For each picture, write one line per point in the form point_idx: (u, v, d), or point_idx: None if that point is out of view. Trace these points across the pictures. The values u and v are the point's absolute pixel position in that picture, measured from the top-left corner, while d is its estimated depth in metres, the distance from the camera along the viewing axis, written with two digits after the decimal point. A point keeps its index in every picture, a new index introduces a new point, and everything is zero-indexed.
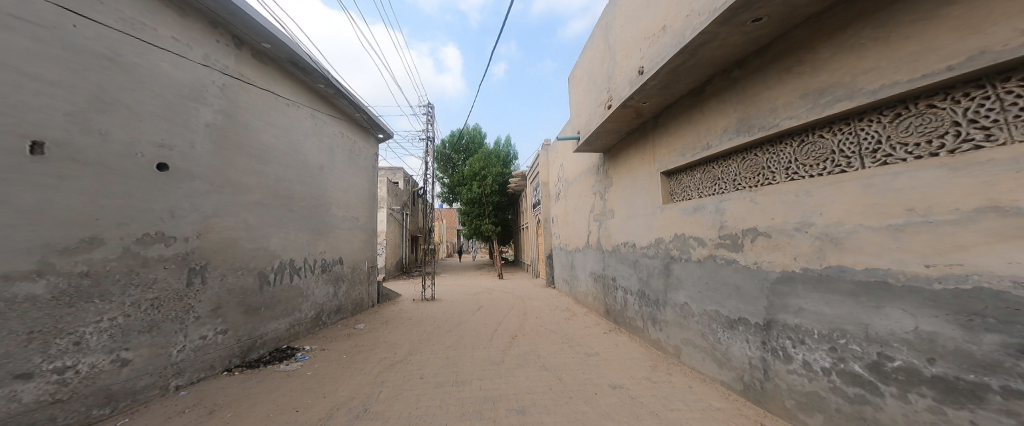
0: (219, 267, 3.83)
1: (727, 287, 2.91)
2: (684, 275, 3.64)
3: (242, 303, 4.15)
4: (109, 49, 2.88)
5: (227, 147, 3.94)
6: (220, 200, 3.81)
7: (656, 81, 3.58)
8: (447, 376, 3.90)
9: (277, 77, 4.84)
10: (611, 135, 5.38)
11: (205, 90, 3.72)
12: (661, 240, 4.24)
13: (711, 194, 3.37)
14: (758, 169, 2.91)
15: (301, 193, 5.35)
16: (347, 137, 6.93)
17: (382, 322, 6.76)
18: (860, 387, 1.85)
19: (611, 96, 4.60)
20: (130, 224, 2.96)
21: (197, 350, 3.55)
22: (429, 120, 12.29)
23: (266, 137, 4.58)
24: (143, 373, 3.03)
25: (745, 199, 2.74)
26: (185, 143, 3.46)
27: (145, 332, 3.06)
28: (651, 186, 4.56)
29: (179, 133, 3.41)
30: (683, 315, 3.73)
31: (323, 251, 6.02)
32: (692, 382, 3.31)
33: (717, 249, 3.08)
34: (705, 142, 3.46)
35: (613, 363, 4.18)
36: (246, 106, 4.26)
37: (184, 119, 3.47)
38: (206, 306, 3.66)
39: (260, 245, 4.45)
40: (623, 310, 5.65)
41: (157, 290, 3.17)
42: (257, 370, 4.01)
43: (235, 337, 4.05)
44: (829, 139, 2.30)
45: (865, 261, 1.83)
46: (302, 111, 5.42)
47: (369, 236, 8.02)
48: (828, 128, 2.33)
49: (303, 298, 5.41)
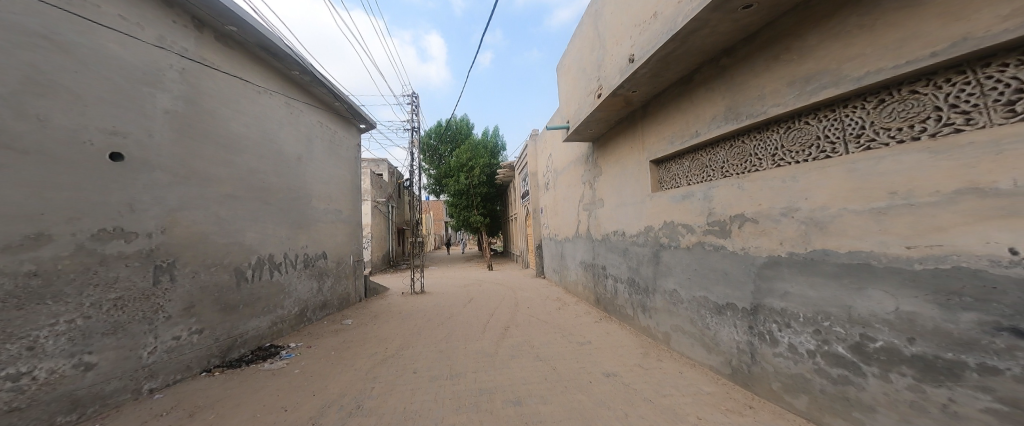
0: (190, 264, 3.64)
1: (716, 273, 2.93)
2: (674, 263, 3.66)
3: (217, 301, 3.97)
4: (41, 25, 2.63)
5: (190, 136, 3.70)
6: (186, 193, 3.61)
7: (646, 69, 3.53)
8: (440, 370, 3.85)
9: (244, 62, 4.57)
10: (600, 124, 5.33)
11: (161, 75, 3.48)
12: (650, 228, 4.26)
13: (699, 182, 3.38)
14: (745, 156, 2.91)
15: (279, 185, 5.13)
16: (326, 127, 6.66)
17: (371, 316, 6.64)
18: (843, 368, 1.88)
19: (600, 84, 4.55)
20: (83, 218, 2.76)
21: (170, 352, 3.39)
22: (413, 110, 11.98)
23: (236, 126, 4.34)
24: (111, 377, 2.87)
25: (733, 185, 2.74)
26: (140, 132, 3.23)
27: (109, 334, 2.89)
28: (640, 174, 4.55)
29: (133, 119, 3.18)
30: (673, 302, 3.77)
31: (305, 246, 5.82)
32: (683, 368, 3.36)
33: (705, 235, 3.10)
34: (694, 129, 3.44)
35: (605, 351, 4.21)
36: (210, 93, 4.01)
37: (138, 105, 3.24)
38: (176, 306, 3.48)
39: (235, 240, 4.25)
40: (613, 298, 5.71)
41: (120, 289, 2.99)
42: (239, 369, 3.87)
43: (213, 337, 3.89)
44: (814, 124, 2.30)
45: (849, 244, 1.83)
46: (275, 99, 5.15)
47: (353, 229, 7.83)
48: (814, 114, 2.32)
49: (285, 294, 5.24)
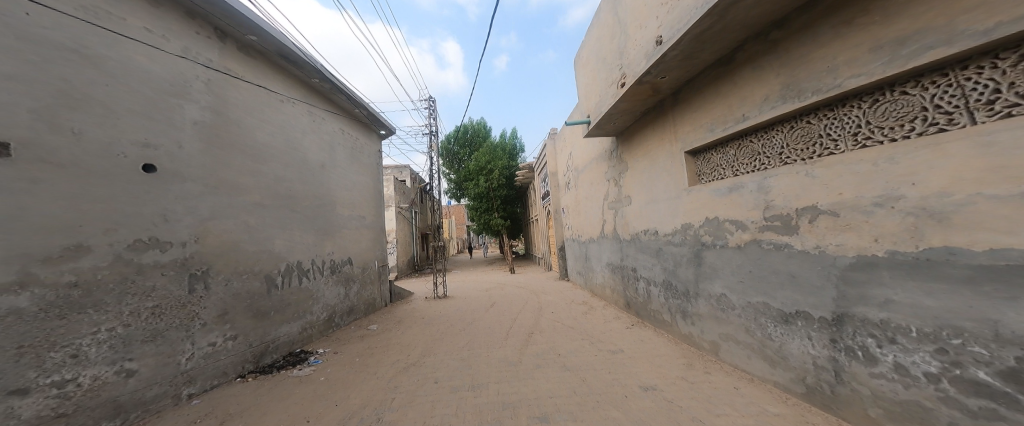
0: (223, 272, 3.59)
1: (779, 276, 2.54)
2: (722, 264, 3.26)
3: (250, 307, 3.91)
4: (72, 39, 2.62)
5: (218, 146, 3.68)
6: (216, 202, 3.56)
7: (676, 52, 3.12)
8: (463, 380, 3.63)
9: (266, 71, 4.56)
10: (625, 116, 4.95)
11: (189, 86, 3.46)
12: (688, 225, 3.86)
13: (751, 172, 2.88)
14: (810, 140, 2.33)
15: (304, 192, 5.10)
16: (348, 134, 6.65)
17: (395, 321, 6.54)
18: (987, 399, 1.47)
19: (624, 73, 4.18)
20: (118, 230, 2.72)
21: (207, 358, 3.33)
22: (431, 115, 11.98)
23: (261, 135, 4.31)
24: (152, 382, 2.84)
25: (797, 172, 2.31)
26: (171, 143, 3.21)
27: (148, 341, 2.84)
28: (674, 168, 4.14)
29: (163, 131, 3.16)
30: (722, 308, 3.37)
31: (331, 252, 5.79)
32: (739, 383, 2.97)
33: (762, 233, 2.69)
34: (741, 113, 2.92)
35: (641, 360, 3.86)
36: (235, 103, 3.99)
37: (168, 116, 3.22)
38: (212, 313, 3.43)
39: (264, 247, 4.20)
40: (647, 302, 5.31)
41: (157, 298, 2.94)
42: (271, 375, 3.79)
43: (247, 343, 3.82)
44: (913, 93, 1.75)
45: (987, 240, 1.41)
46: (298, 107, 5.14)
47: (376, 235, 7.80)
48: (912, 82, 1.76)
49: (314, 300, 5.19)
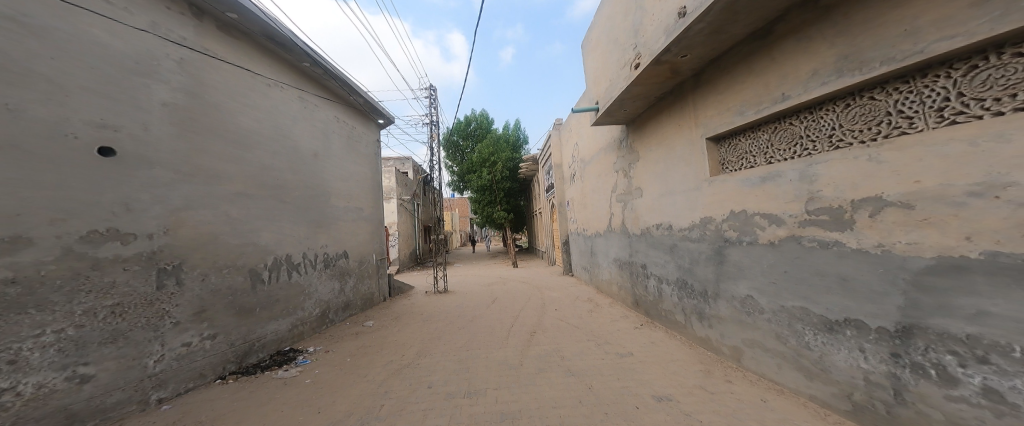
0: (200, 266, 3.28)
1: (826, 279, 2.20)
2: (750, 262, 2.93)
3: (232, 304, 3.61)
4: (9, 6, 2.26)
5: (193, 131, 3.33)
6: (192, 190, 3.24)
7: (701, 27, 2.70)
8: (459, 385, 3.33)
9: (252, 53, 4.20)
10: (638, 101, 4.56)
11: (157, 65, 3.10)
12: (708, 219, 3.51)
13: (791, 157, 2.50)
14: (871, 118, 1.94)
15: (295, 182, 4.78)
16: (344, 122, 6.31)
17: (392, 318, 6.27)
18: None
19: (638, 53, 3.77)
20: (70, 220, 2.41)
21: (180, 359, 3.04)
22: (432, 104, 11.60)
23: (245, 121, 3.98)
24: (113, 388, 2.55)
25: (855, 158, 1.94)
26: (134, 125, 2.86)
27: (107, 343, 2.55)
28: (694, 156, 3.76)
29: (126, 112, 2.82)
30: (748, 312, 3.03)
31: (325, 245, 5.49)
32: (766, 395, 2.64)
33: (803, 229, 2.35)
34: (779, 92, 2.51)
35: (653, 366, 3.55)
36: (215, 86, 3.64)
37: (132, 97, 2.88)
38: (186, 311, 3.12)
39: (249, 240, 3.89)
40: (658, 301, 4.99)
41: (117, 296, 2.63)
42: (254, 376, 3.51)
43: (228, 342, 3.53)
44: None
45: None
46: (287, 93, 4.79)
47: (375, 227, 7.51)
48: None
49: (306, 295, 4.91)
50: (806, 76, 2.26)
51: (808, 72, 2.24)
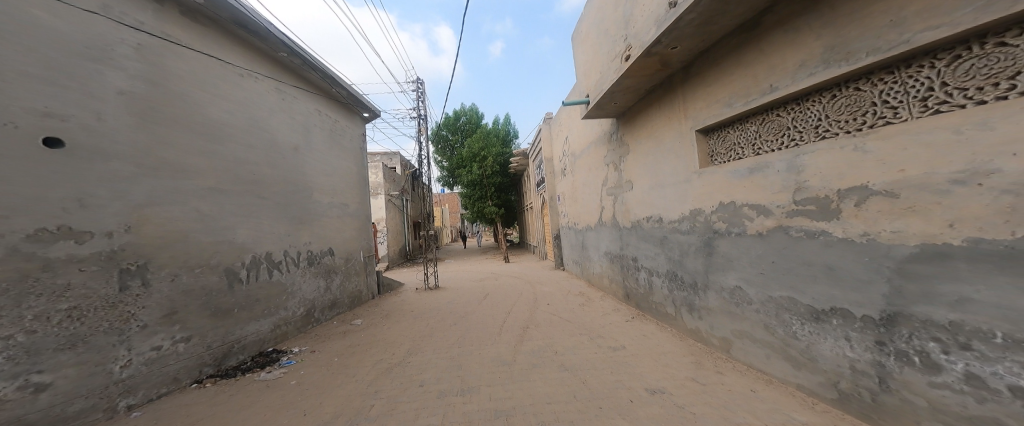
0: (168, 266, 3.11)
1: (813, 269, 2.23)
2: (738, 253, 2.96)
3: (207, 305, 3.46)
4: None
5: (153, 121, 3.13)
6: (156, 185, 3.07)
7: (691, 17, 2.67)
8: (451, 383, 3.30)
9: (222, 41, 4.03)
10: (629, 94, 4.54)
11: (112, 51, 2.88)
12: (698, 211, 3.53)
13: (778, 149, 2.51)
14: (856, 109, 1.94)
15: (273, 177, 4.63)
16: (326, 115, 6.15)
17: (382, 315, 6.20)
18: None
19: (629, 44, 3.74)
20: (14, 217, 2.22)
21: (149, 364, 2.89)
22: (419, 97, 11.42)
23: (215, 112, 3.79)
24: (75, 396, 2.41)
25: (841, 148, 1.95)
26: (86, 114, 2.65)
27: (64, 349, 2.39)
28: (683, 149, 3.77)
29: (77, 100, 2.61)
30: (737, 303, 3.07)
31: (309, 243, 5.36)
32: (756, 385, 2.69)
33: (790, 219, 2.37)
34: (767, 83, 2.51)
35: (645, 359, 3.58)
36: (178, 74, 3.44)
37: (84, 84, 2.67)
38: (153, 314, 2.95)
39: (224, 238, 3.74)
40: (648, 294, 5.04)
41: (72, 299, 2.46)
42: (233, 380, 3.40)
43: (205, 345, 3.39)
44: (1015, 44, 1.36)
45: None
46: (263, 84, 4.63)
47: (362, 224, 7.38)
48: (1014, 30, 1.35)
49: (288, 295, 4.79)
50: (793, 67, 2.26)
51: (795, 63, 2.24)
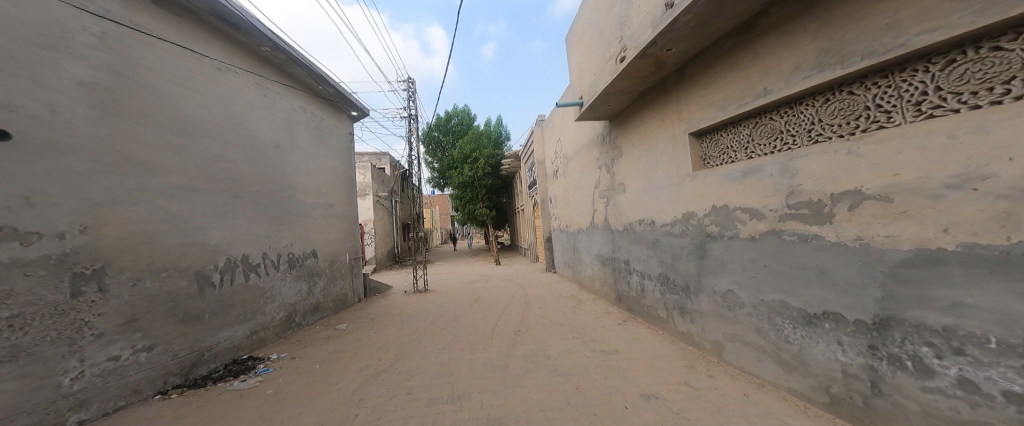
0: (129, 270, 2.93)
1: (805, 273, 2.23)
2: (730, 257, 2.95)
3: (174, 311, 3.29)
4: None
5: (115, 114, 2.95)
6: (117, 183, 2.90)
7: (687, 19, 2.67)
8: (440, 390, 3.21)
9: (198, 33, 3.88)
10: (623, 96, 4.54)
11: (71, 38, 2.72)
12: (690, 214, 3.53)
13: (771, 152, 2.51)
14: (850, 113, 1.95)
15: (253, 176, 4.47)
16: (311, 113, 6.00)
17: (369, 319, 6.05)
18: None
19: (624, 46, 3.74)
20: None
21: (105, 376, 2.69)
22: (410, 97, 11.29)
23: (188, 106, 3.64)
24: (17, 413, 2.19)
25: (835, 151, 1.95)
26: (39, 105, 2.47)
27: (4, 362, 2.18)
28: (676, 152, 3.77)
29: (29, 89, 2.44)
30: (728, 306, 3.07)
31: (289, 244, 5.19)
32: (749, 389, 2.67)
33: (783, 223, 2.37)
34: (762, 86, 2.51)
35: (638, 363, 3.55)
36: (145, 65, 3.28)
37: (36, 73, 2.50)
38: (111, 321, 2.76)
39: (195, 239, 3.58)
40: (640, 297, 5.03)
41: (16, 306, 2.26)
42: (201, 390, 3.23)
43: (170, 353, 3.21)
44: (1009, 49, 1.36)
45: None
46: (243, 79, 4.49)
47: (349, 225, 7.22)
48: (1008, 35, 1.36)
49: (267, 299, 4.62)
50: (788, 70, 2.27)
51: (790, 66, 2.25)
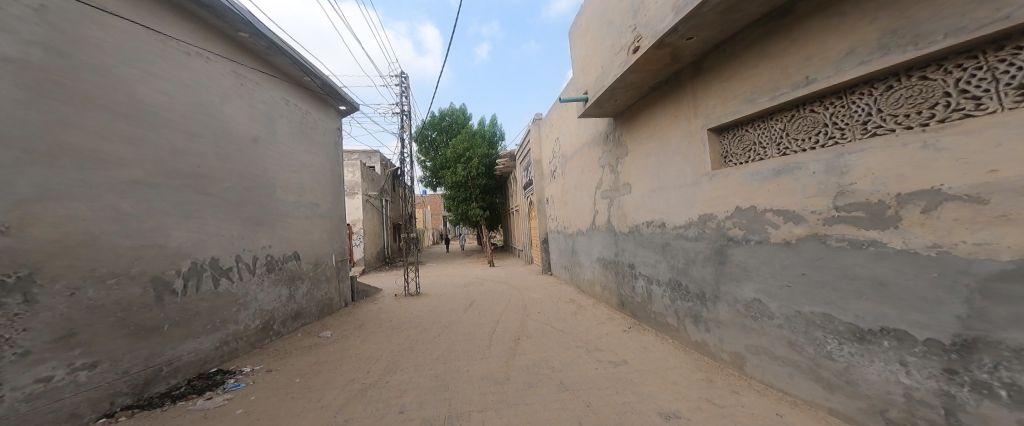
0: (66, 277, 2.51)
1: (856, 283, 1.97)
2: (757, 263, 2.69)
3: (123, 323, 2.87)
4: None
5: (52, 98, 2.53)
6: (52, 176, 2.48)
7: (716, 2, 2.40)
8: (435, 408, 2.86)
9: (162, 13, 3.48)
10: (631, 90, 4.27)
11: (0, 10, 2.33)
12: (708, 216, 3.26)
13: (812, 147, 2.26)
14: (922, 100, 1.71)
15: (224, 172, 4.06)
16: (294, 106, 5.58)
17: (355, 326, 5.64)
18: None
19: (638, 35, 3.46)
20: None
21: (33, 400, 2.27)
22: (403, 92, 10.87)
23: (146, 93, 3.23)
24: None
25: (903, 146, 1.70)
26: None
27: None
28: (691, 149, 3.52)
29: None
30: (753, 316, 2.81)
31: (267, 247, 4.76)
32: (780, 408, 2.40)
33: (827, 227, 2.10)
34: (801, 75, 2.25)
35: (650, 376, 3.27)
36: (97, 45, 2.88)
37: None
38: (41, 337, 2.34)
39: (151, 242, 3.16)
40: (646, 303, 4.77)
41: None
42: (155, 411, 2.82)
43: (118, 370, 2.80)
44: None
45: None
46: (216, 66, 4.08)
47: (335, 225, 6.80)
48: None
49: (240, 306, 4.21)
50: (838, 56, 2.00)
51: (840, 51, 1.99)
